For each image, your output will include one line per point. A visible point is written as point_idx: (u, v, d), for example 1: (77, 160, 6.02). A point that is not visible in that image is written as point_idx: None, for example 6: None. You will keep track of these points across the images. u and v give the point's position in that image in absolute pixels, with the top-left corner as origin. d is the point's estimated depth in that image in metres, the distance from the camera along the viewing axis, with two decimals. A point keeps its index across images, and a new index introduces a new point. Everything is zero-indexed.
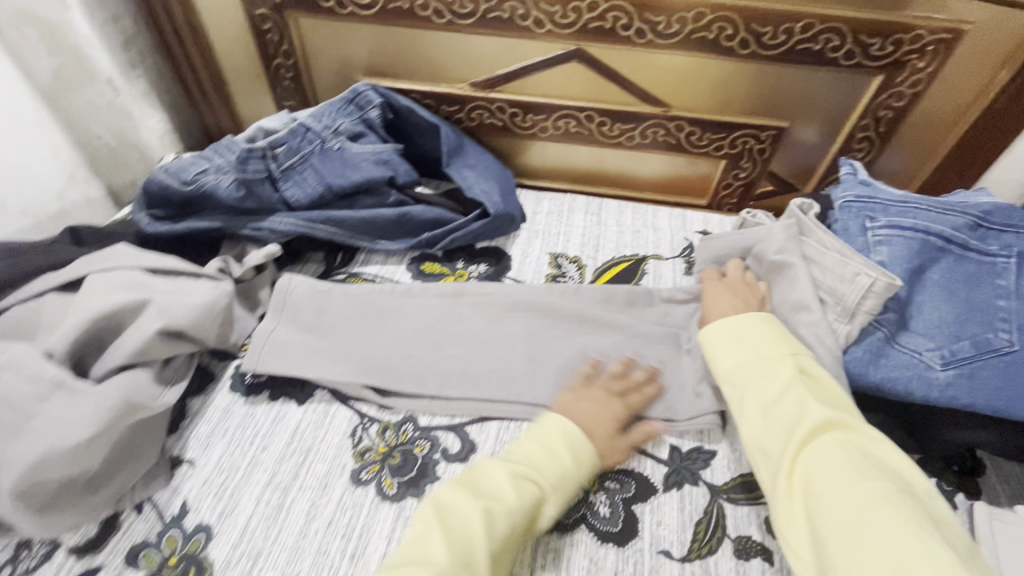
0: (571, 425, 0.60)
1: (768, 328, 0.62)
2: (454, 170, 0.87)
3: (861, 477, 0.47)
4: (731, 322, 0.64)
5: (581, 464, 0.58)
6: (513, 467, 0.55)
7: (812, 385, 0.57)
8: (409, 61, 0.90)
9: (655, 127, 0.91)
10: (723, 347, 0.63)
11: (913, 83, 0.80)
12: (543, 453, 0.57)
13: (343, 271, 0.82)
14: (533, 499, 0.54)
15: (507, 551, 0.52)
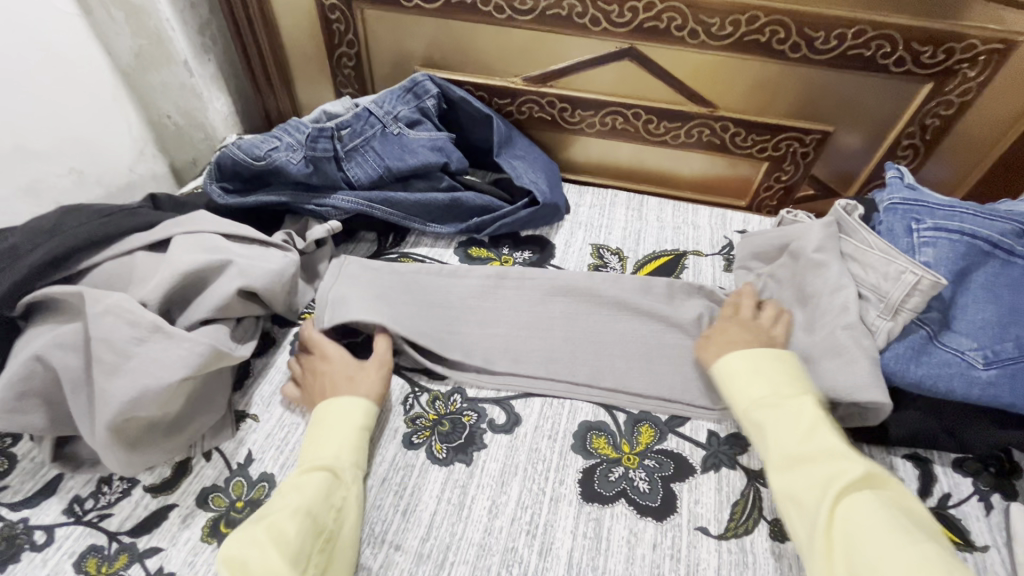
0: (331, 405, 0.61)
1: (785, 367, 0.61)
2: (503, 160, 0.90)
3: (907, 538, 0.44)
4: (747, 359, 0.63)
5: (362, 423, 0.60)
6: (292, 476, 0.55)
7: (836, 431, 0.55)
8: (467, 54, 0.94)
9: (701, 126, 0.93)
10: (743, 386, 0.61)
11: (963, 92, 0.81)
12: (317, 442, 0.58)
13: (394, 251, 0.86)
14: (322, 486, 0.53)
15: (322, 544, 0.50)
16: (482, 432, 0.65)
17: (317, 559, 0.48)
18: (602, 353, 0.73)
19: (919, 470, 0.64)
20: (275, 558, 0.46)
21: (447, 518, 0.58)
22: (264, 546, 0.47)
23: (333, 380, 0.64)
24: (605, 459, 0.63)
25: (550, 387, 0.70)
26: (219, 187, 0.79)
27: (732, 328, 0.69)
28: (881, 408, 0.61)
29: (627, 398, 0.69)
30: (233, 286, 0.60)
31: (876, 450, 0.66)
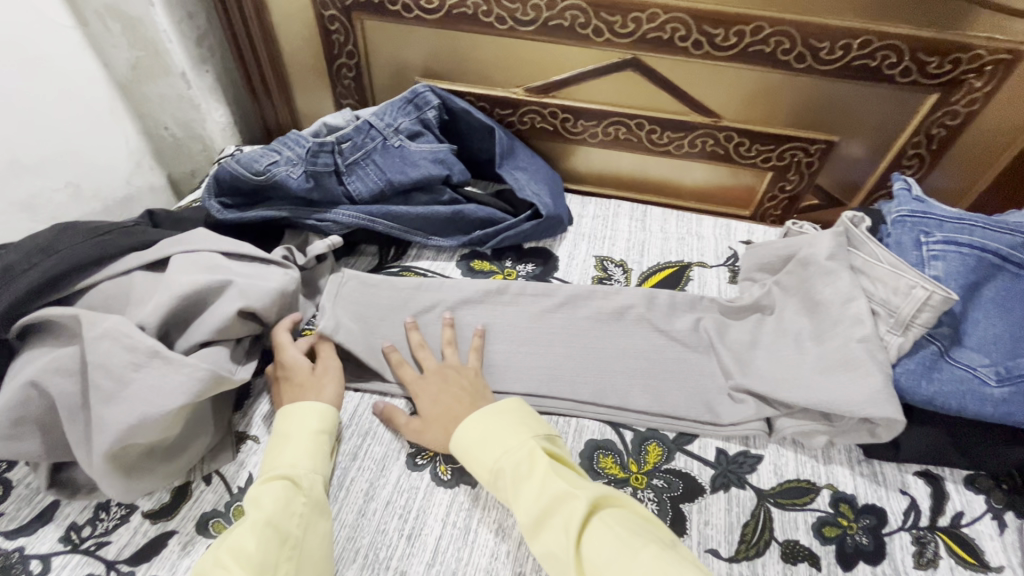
0: (288, 411, 0.61)
1: (510, 415, 0.59)
2: (506, 171, 0.90)
3: (635, 554, 0.46)
4: (475, 422, 0.59)
5: (318, 427, 0.60)
6: (252, 489, 0.55)
7: (561, 467, 0.55)
8: (467, 65, 0.93)
9: (705, 137, 0.92)
10: (478, 451, 0.57)
11: (969, 102, 0.80)
12: (275, 451, 0.58)
13: (396, 264, 0.85)
14: (277, 493, 0.53)
15: (287, 556, 0.49)
16: None
17: (283, 571, 0.48)
18: (604, 369, 0.72)
19: (931, 487, 0.63)
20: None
21: (452, 543, 0.57)
22: (224, 570, 0.47)
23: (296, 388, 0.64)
24: (612, 479, 0.62)
25: (555, 406, 0.69)
26: (218, 203, 0.78)
27: (433, 388, 0.65)
28: (894, 424, 0.60)
29: (633, 416, 0.68)
30: (233, 307, 0.59)
31: (887, 467, 0.65)
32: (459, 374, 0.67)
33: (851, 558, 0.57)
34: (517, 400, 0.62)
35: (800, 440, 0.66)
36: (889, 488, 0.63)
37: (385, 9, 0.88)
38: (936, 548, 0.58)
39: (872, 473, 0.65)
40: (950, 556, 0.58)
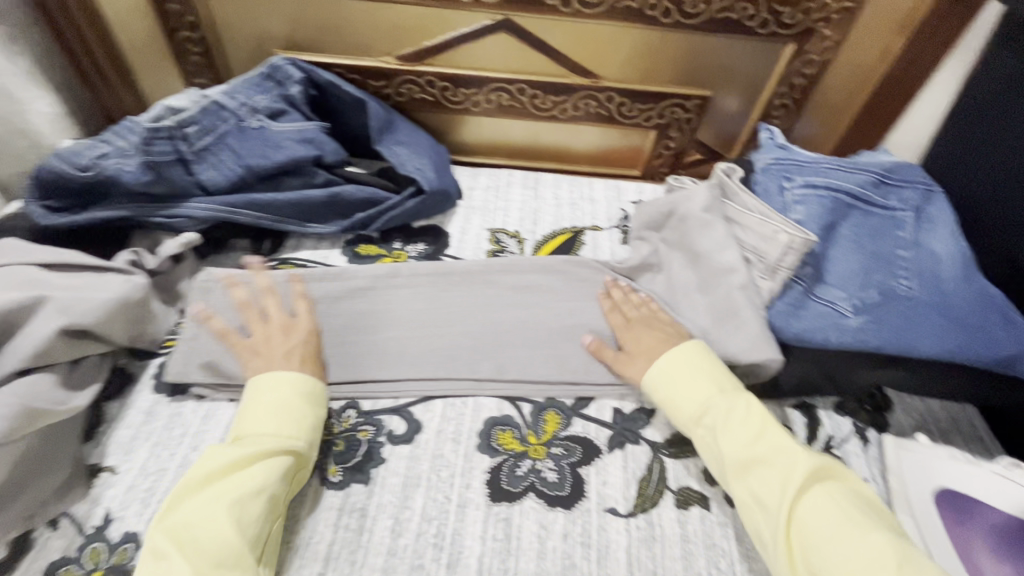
0: (280, 379, 0.59)
1: (713, 364, 0.62)
2: (385, 147, 0.85)
3: (863, 528, 0.47)
4: (676, 359, 0.62)
5: (317, 407, 0.59)
6: (241, 449, 0.52)
7: (779, 426, 0.56)
8: (332, 34, 0.86)
9: (587, 99, 0.91)
10: (692, 386, 0.60)
11: (822, 51, 0.84)
12: (269, 415, 0.56)
13: (272, 257, 0.79)
14: (284, 462, 0.53)
15: (271, 530, 0.51)
16: (380, 445, 0.61)
17: (268, 541, 0.50)
18: (500, 343, 0.71)
19: (806, 417, 0.68)
20: (231, 540, 0.47)
21: (346, 546, 0.54)
22: (223, 526, 0.47)
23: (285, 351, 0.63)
24: (511, 455, 0.61)
25: (451, 388, 0.66)
26: (41, 207, 0.67)
27: (640, 332, 0.67)
28: (772, 364, 0.63)
29: (530, 388, 0.67)
30: (51, 327, 0.53)
31: (768, 404, 0.69)
32: (664, 323, 0.68)
33: None
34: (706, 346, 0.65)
35: None
36: None
37: None
38: None
39: None
40: None
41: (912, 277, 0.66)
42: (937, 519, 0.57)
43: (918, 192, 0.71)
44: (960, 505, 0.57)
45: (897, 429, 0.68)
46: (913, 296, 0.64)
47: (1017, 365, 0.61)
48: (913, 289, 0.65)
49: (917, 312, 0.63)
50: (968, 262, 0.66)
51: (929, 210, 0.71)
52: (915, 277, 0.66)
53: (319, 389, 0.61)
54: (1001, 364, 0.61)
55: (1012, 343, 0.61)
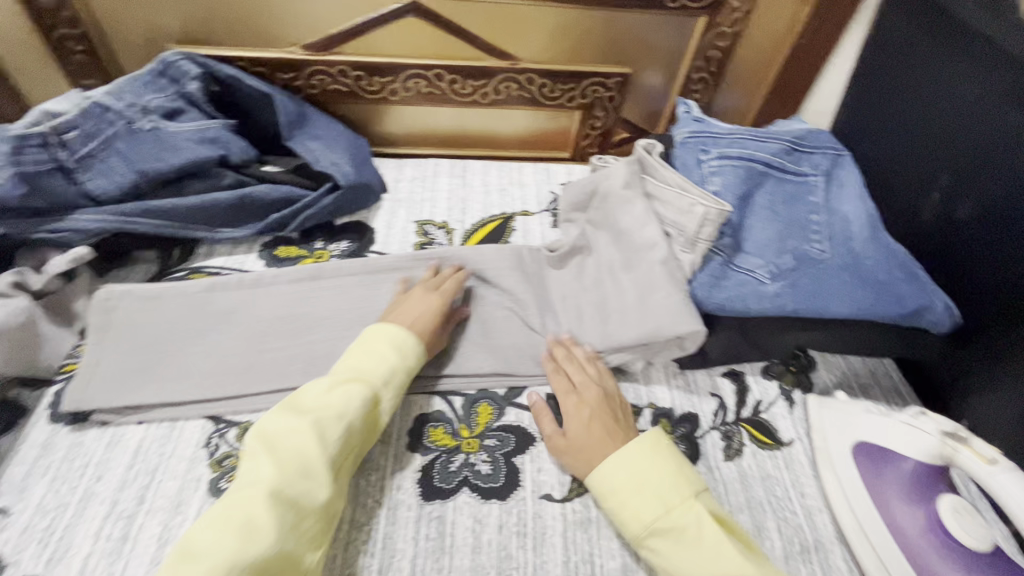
0: (389, 329, 0.61)
1: (666, 462, 0.53)
2: (296, 143, 0.80)
3: None
4: (625, 458, 0.54)
5: (410, 356, 0.60)
6: (334, 379, 0.55)
7: (739, 545, 0.49)
8: (230, 25, 0.81)
9: (508, 81, 0.90)
10: (643, 495, 0.51)
11: (732, 22, 0.85)
12: (364, 355, 0.58)
13: (182, 267, 0.74)
14: (366, 398, 0.54)
15: (348, 461, 0.53)
16: None
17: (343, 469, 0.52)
18: None
19: (735, 384, 0.70)
20: (312, 453, 0.49)
21: None
22: (308, 441, 0.50)
23: (422, 314, 0.64)
24: (443, 450, 0.60)
25: None
26: None
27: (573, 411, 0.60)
28: (699, 334, 0.63)
29: (462, 381, 0.65)
30: None
31: (699, 374, 0.70)
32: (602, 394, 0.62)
33: None
34: (663, 437, 0.56)
35: (623, 368, 0.69)
36: (701, 394, 0.68)
37: None
38: (740, 439, 0.64)
39: (686, 384, 0.69)
40: (751, 442, 0.64)
41: (824, 239, 0.68)
42: (855, 473, 0.59)
43: (826, 158, 0.74)
44: (877, 457, 0.59)
45: (821, 388, 0.70)
46: (825, 258, 0.67)
47: (925, 317, 0.62)
48: (826, 252, 0.67)
49: (829, 272, 0.65)
50: (873, 221, 0.69)
51: (838, 175, 0.74)
52: (826, 239, 0.68)
53: (416, 342, 0.61)
54: (909, 317, 0.62)
55: (917, 297, 0.62)
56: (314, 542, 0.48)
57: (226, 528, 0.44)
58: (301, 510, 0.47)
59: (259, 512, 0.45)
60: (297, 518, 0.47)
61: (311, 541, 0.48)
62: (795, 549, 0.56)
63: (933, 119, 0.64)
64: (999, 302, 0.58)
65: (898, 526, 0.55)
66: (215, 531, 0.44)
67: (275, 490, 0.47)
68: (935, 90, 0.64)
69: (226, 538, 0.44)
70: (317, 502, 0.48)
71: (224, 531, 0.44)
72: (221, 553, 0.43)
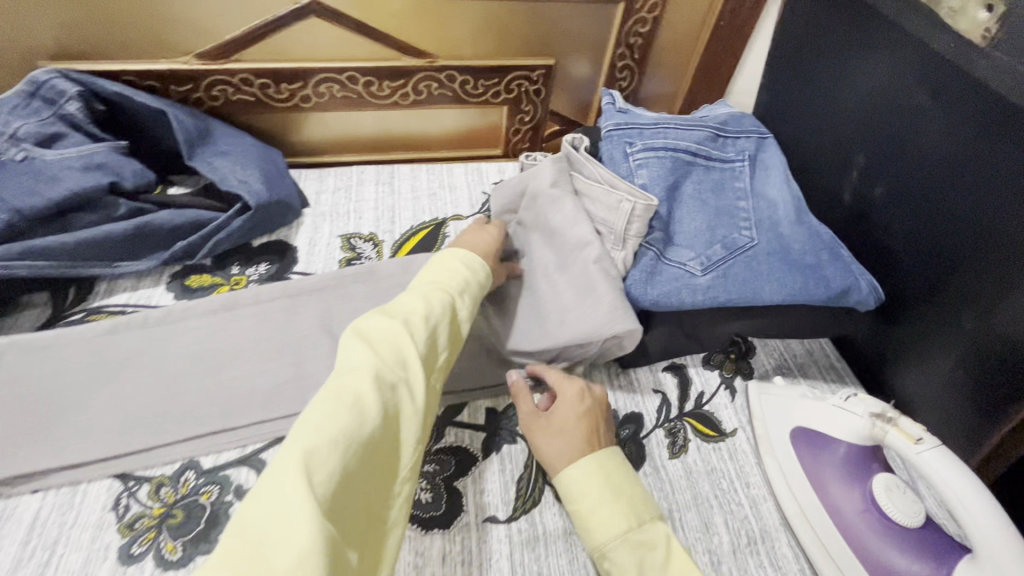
0: (458, 253, 0.65)
1: (634, 481, 0.53)
2: (199, 162, 0.73)
3: None
4: (598, 468, 0.52)
5: (479, 274, 0.64)
6: (415, 290, 0.59)
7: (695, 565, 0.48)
8: (112, 38, 0.74)
9: (428, 80, 0.85)
10: (612, 505, 0.50)
11: (651, 8, 0.83)
12: (440, 271, 0.62)
13: (78, 309, 0.67)
14: (445, 303, 0.57)
15: (439, 361, 0.55)
16: (227, 507, 0.54)
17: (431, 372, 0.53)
18: None
19: (677, 377, 0.69)
20: (407, 344, 0.51)
21: None
22: (399, 334, 0.52)
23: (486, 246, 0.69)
24: None
25: None
26: None
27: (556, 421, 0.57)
28: (633, 333, 0.60)
29: None
30: None
31: (641, 372, 0.69)
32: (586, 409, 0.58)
33: None
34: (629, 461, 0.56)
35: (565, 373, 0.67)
36: (643, 392, 0.68)
37: None
38: (685, 434, 0.64)
39: (629, 383, 0.68)
40: (696, 436, 0.64)
41: (752, 226, 0.68)
42: (794, 458, 0.59)
43: (750, 142, 0.74)
44: (814, 441, 0.59)
45: (761, 373, 0.70)
46: (754, 245, 0.66)
47: (851, 297, 0.62)
48: (754, 238, 0.67)
49: (758, 260, 0.65)
50: (798, 204, 0.69)
51: (763, 158, 0.74)
52: (754, 226, 0.68)
53: (484, 265, 0.66)
54: (836, 298, 0.63)
55: (842, 278, 0.63)
56: (410, 430, 0.48)
57: (335, 402, 0.44)
58: (401, 396, 0.48)
59: (364, 388, 0.45)
60: (396, 404, 0.47)
61: (405, 429, 0.48)
62: (743, 542, 0.56)
63: (847, 97, 0.64)
64: (918, 276, 0.58)
65: (836, 508, 0.55)
66: (323, 406, 0.43)
67: (378, 373, 0.47)
68: (846, 68, 0.64)
69: (337, 410, 0.43)
70: (417, 389, 0.50)
71: (333, 405, 0.43)
72: (335, 423, 0.42)
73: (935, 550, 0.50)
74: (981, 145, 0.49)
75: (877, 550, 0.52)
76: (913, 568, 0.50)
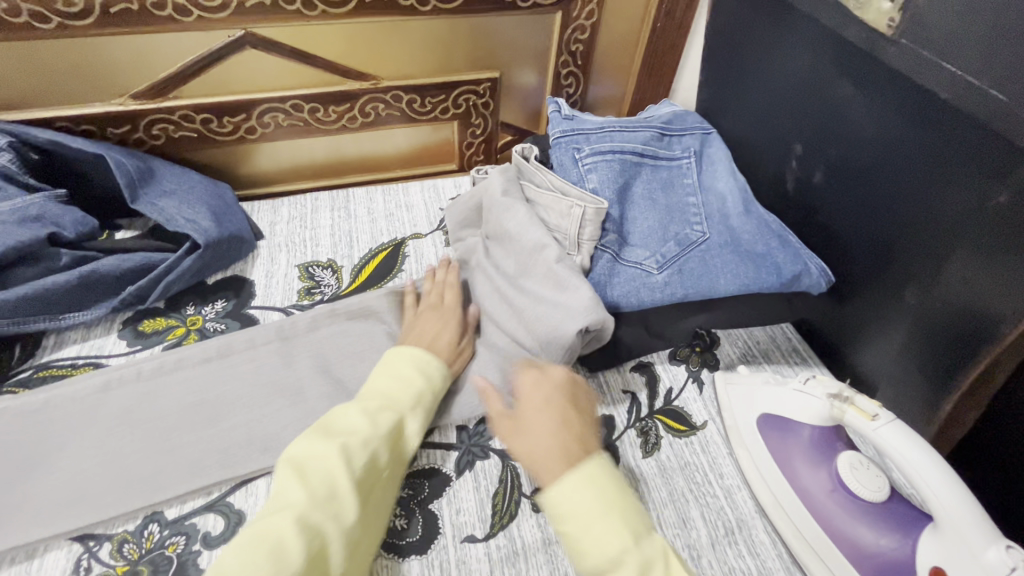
0: (409, 349, 0.60)
1: (611, 481, 0.46)
2: (144, 203, 0.71)
3: None
4: (596, 476, 0.45)
5: (434, 376, 0.59)
6: (361, 402, 0.54)
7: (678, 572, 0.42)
8: (38, 83, 0.71)
9: (375, 102, 0.85)
10: (614, 520, 0.43)
11: (589, 14, 0.85)
12: (391, 379, 0.57)
13: (27, 366, 0.65)
14: (391, 421, 0.53)
15: (382, 478, 0.51)
16: (195, 555, 0.52)
17: (371, 496, 0.50)
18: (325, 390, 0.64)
19: (645, 376, 0.69)
20: (342, 477, 0.47)
21: None
22: (335, 466, 0.47)
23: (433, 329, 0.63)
24: None
25: (271, 461, 0.58)
26: None
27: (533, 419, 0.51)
28: (605, 323, 0.59)
29: None
30: None
31: (610, 373, 0.69)
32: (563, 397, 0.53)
33: None
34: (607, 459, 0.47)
35: None
36: (614, 394, 0.67)
37: None
38: (657, 431, 0.64)
39: (598, 385, 0.68)
40: (668, 433, 0.64)
41: (702, 220, 0.69)
42: (762, 444, 0.60)
43: (695, 138, 0.76)
44: (780, 426, 0.60)
45: (725, 363, 0.71)
46: (706, 239, 0.68)
47: (803, 281, 0.64)
48: (706, 232, 0.68)
49: (711, 253, 0.67)
50: (745, 194, 0.71)
51: (708, 153, 0.75)
52: (705, 220, 0.69)
53: (438, 364, 0.60)
54: (790, 284, 0.64)
55: (792, 264, 0.64)
56: (338, 565, 0.44)
57: (254, 551, 0.41)
58: (329, 535, 0.44)
59: (285, 532, 0.43)
60: (323, 544, 0.44)
61: (333, 564, 0.44)
62: (720, 533, 0.56)
63: (780, 90, 0.66)
64: (862, 256, 0.60)
65: (806, 489, 0.56)
66: (240, 557, 0.41)
67: (303, 513, 0.44)
68: (775, 62, 0.66)
69: (253, 561, 0.41)
70: (347, 525, 0.46)
71: (251, 555, 0.41)
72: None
73: (904, 522, 0.52)
74: (901, 125, 0.51)
75: (848, 528, 0.53)
76: (880, 542, 0.51)
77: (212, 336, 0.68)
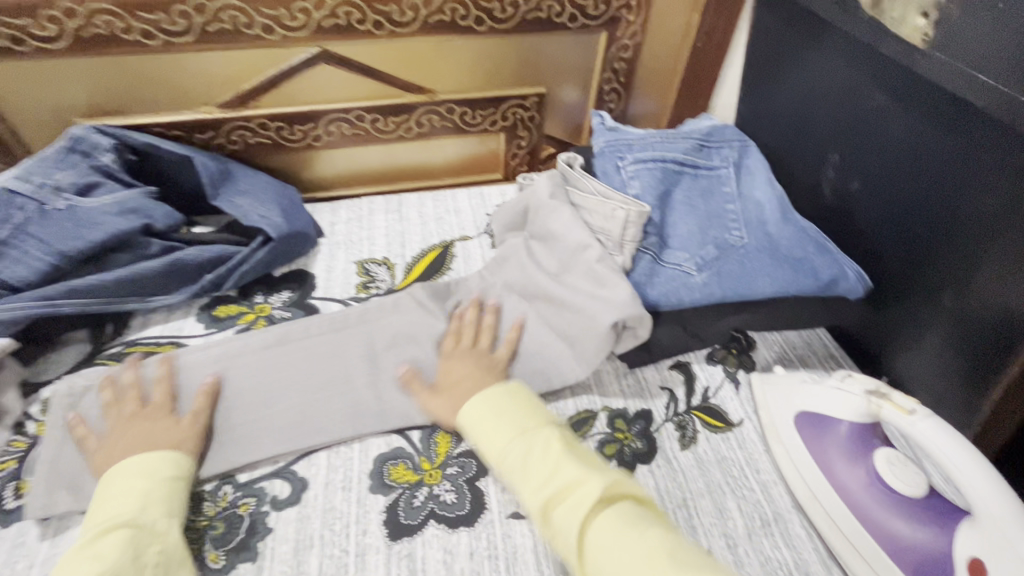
0: (145, 457, 0.54)
1: (518, 399, 0.58)
2: (223, 201, 0.79)
3: (638, 538, 0.44)
4: (496, 395, 0.58)
5: (159, 482, 0.52)
6: (79, 544, 0.47)
7: (571, 455, 0.52)
8: (139, 92, 0.80)
9: (430, 113, 0.92)
10: (510, 416, 0.56)
11: (632, 34, 0.91)
12: (110, 501, 0.51)
13: (117, 342, 0.72)
14: (119, 550, 0.46)
15: None
16: (264, 516, 0.57)
17: None
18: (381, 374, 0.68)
19: (682, 374, 0.72)
20: None
21: None
22: None
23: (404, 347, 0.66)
24: (406, 487, 0.59)
25: (332, 435, 0.62)
26: None
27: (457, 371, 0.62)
28: (642, 320, 0.64)
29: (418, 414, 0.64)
30: None
31: (648, 370, 0.72)
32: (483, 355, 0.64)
33: (631, 465, 0.62)
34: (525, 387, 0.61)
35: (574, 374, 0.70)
36: (652, 390, 0.70)
37: (10, 50, 0.72)
38: (693, 427, 0.66)
39: (637, 381, 0.71)
40: (705, 429, 0.66)
41: (741, 226, 0.72)
42: (800, 442, 0.61)
43: (733, 150, 0.80)
44: (817, 423, 0.61)
45: (761, 366, 0.73)
46: (744, 244, 0.71)
47: (840, 285, 0.66)
48: (744, 238, 0.71)
49: (749, 256, 0.70)
50: (783, 202, 0.74)
51: (746, 164, 0.79)
52: (743, 226, 0.72)
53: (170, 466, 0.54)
54: (827, 287, 0.67)
55: (830, 268, 0.67)
56: None
57: None
58: None
59: None
60: None
61: None
62: (756, 524, 0.58)
63: (816, 103, 0.70)
64: (898, 261, 0.62)
65: (843, 485, 0.58)
66: None
67: None
68: (811, 77, 0.70)
69: None
70: None
71: None
72: None
73: (940, 517, 0.53)
74: (933, 132, 0.54)
75: (886, 523, 0.54)
76: (916, 534, 0.52)
77: (279, 322, 0.74)
